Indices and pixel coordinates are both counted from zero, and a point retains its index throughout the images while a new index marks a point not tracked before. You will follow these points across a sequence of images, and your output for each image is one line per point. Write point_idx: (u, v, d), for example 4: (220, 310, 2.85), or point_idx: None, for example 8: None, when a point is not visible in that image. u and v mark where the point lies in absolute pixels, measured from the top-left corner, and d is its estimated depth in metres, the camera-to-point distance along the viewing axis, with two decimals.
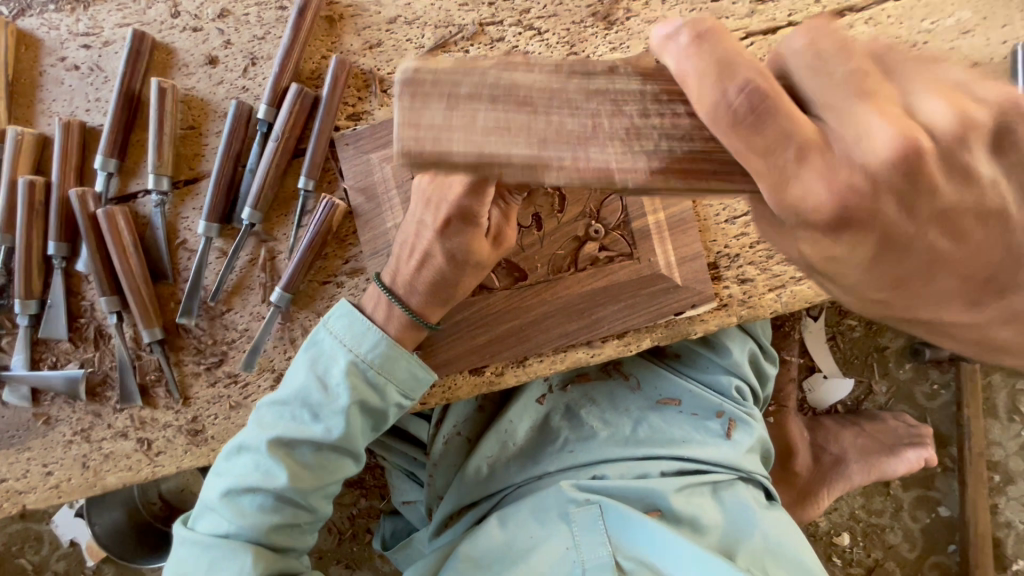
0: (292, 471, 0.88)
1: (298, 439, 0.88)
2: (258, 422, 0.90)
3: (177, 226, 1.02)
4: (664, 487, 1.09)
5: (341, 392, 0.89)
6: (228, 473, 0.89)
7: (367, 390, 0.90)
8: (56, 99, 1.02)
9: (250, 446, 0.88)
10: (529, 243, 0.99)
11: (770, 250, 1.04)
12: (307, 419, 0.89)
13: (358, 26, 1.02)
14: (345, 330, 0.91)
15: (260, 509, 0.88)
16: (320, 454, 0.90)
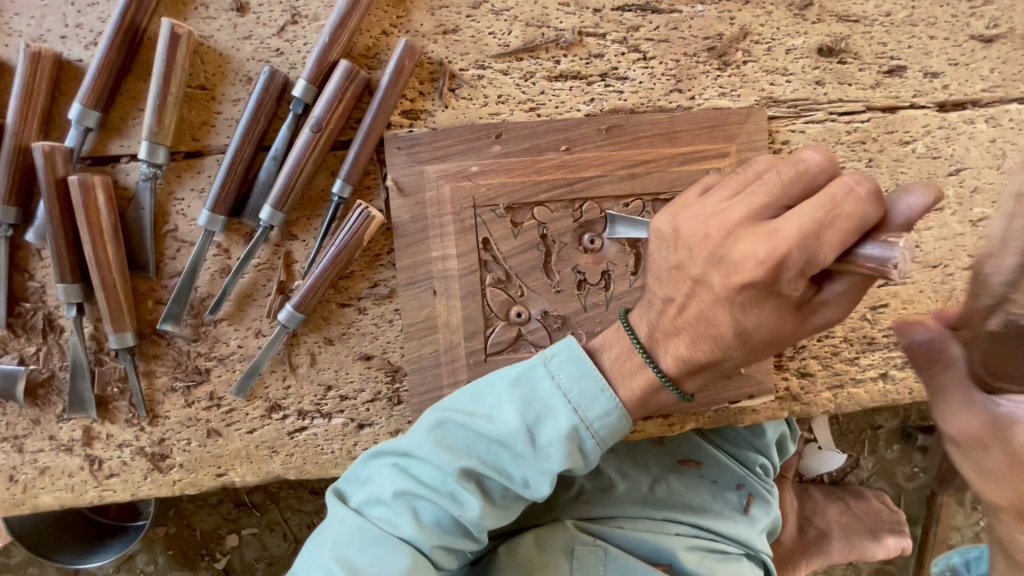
0: (402, 542, 0.72)
1: (427, 500, 0.72)
2: (370, 480, 0.76)
3: (168, 208, 0.82)
4: (673, 545, 1.07)
5: (468, 455, 0.71)
6: (322, 532, 0.75)
7: (499, 452, 0.71)
8: (21, 14, 0.78)
9: (374, 500, 0.74)
10: (593, 303, 0.85)
11: (836, 346, 0.96)
12: (436, 484, 0.72)
13: (433, 3, 0.83)
14: (555, 377, 0.72)
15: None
16: (448, 521, 0.73)
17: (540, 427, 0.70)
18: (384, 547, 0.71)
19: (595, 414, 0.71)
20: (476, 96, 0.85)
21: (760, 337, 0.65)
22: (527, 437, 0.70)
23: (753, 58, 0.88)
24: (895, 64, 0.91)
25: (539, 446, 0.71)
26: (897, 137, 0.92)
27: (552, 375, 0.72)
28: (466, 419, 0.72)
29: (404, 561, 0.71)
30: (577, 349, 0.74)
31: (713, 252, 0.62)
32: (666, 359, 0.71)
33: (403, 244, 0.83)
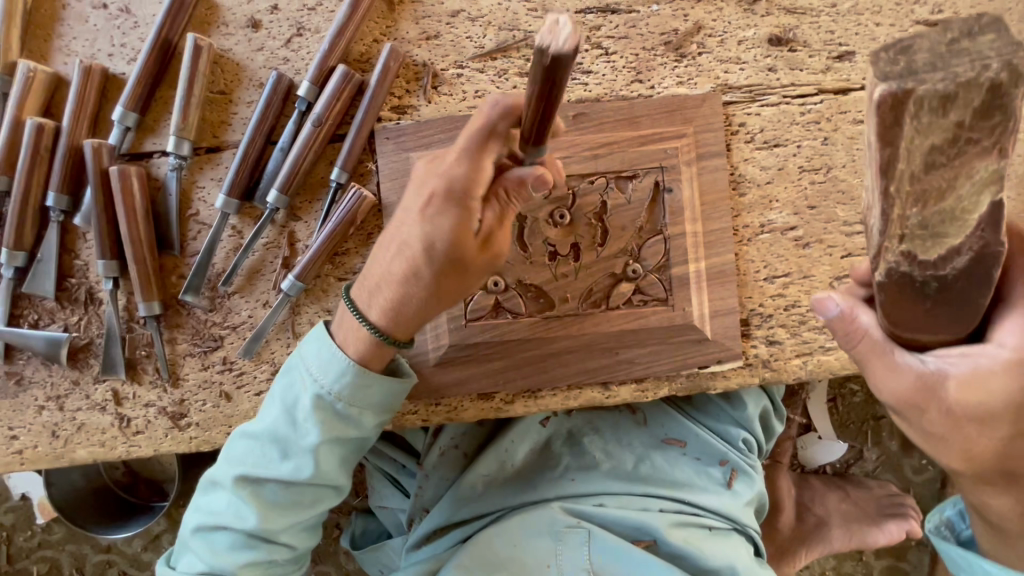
0: (260, 512, 0.83)
1: (266, 477, 0.83)
2: (228, 457, 0.85)
3: (192, 195, 0.95)
4: (658, 521, 1.09)
5: (310, 428, 0.81)
6: (204, 508, 0.87)
7: (339, 422, 0.83)
8: (78, 37, 0.93)
9: (222, 481, 0.85)
10: (564, 272, 0.94)
11: (804, 315, 1.01)
12: (277, 458, 0.83)
13: (417, 14, 0.96)
14: (303, 355, 0.83)
15: (235, 549, 0.84)
16: (296, 490, 0.85)
17: (361, 400, 0.82)
18: (247, 513, 0.83)
19: (340, 382, 0.81)
20: (456, 92, 0.96)
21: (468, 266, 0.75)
22: (350, 406, 0.82)
23: (707, 50, 0.97)
24: (844, 50, 0.98)
25: (370, 411, 0.84)
26: (851, 117, 0.99)
27: (302, 355, 0.83)
28: (309, 401, 0.81)
29: (263, 525, 0.83)
30: (323, 330, 0.84)
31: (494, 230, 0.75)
32: (375, 313, 0.78)
33: (391, 222, 0.94)
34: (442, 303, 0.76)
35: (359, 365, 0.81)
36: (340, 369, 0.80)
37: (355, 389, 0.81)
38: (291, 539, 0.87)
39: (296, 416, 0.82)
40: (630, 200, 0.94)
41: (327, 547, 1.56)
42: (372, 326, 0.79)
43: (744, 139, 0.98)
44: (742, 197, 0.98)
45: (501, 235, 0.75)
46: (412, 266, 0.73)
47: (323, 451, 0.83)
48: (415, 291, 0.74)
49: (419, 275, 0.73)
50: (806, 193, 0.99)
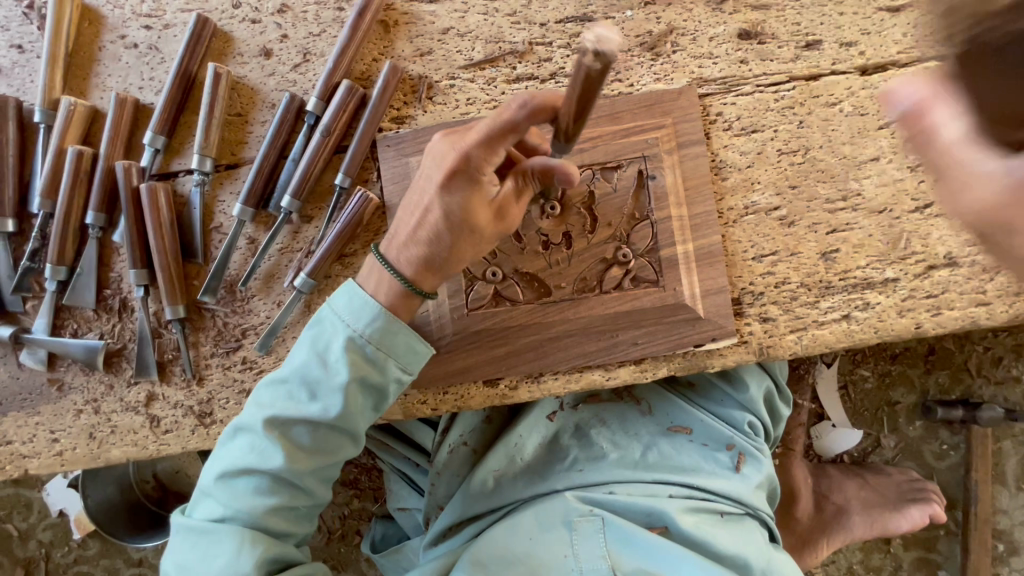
0: (288, 452, 0.86)
1: (293, 418, 0.86)
2: (255, 402, 0.88)
3: (213, 209, 1.04)
4: (669, 506, 1.09)
5: (341, 369, 0.85)
6: (227, 455, 0.88)
7: (367, 366, 0.87)
8: (112, 75, 1.05)
9: (247, 427, 0.87)
10: (557, 260, 1.00)
11: (795, 292, 1.03)
12: (306, 399, 0.86)
13: (411, 33, 1.05)
14: (331, 306, 0.88)
15: (259, 490, 0.86)
16: (321, 433, 0.87)
17: (387, 350, 0.87)
18: (271, 454, 0.85)
19: (372, 326, 0.86)
20: (449, 101, 1.04)
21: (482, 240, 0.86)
22: (379, 349, 0.86)
23: (681, 48, 1.04)
24: (811, 39, 1.04)
25: (396, 358, 0.88)
26: (823, 100, 1.04)
27: (331, 305, 0.88)
28: (337, 346, 0.86)
29: (287, 465, 0.85)
30: (352, 284, 0.89)
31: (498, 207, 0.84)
32: (404, 267, 0.87)
33: (394, 221, 1.01)
34: (457, 264, 0.87)
35: (388, 311, 0.87)
36: (370, 314, 0.86)
37: (384, 334, 0.86)
38: (312, 486, 0.90)
39: (325, 359, 0.86)
40: (616, 188, 1.00)
41: (349, 555, 1.59)
42: (400, 276, 0.87)
43: (722, 127, 1.04)
44: (724, 181, 1.03)
45: (513, 208, 0.86)
46: (436, 230, 0.84)
47: (352, 393, 0.86)
48: (441, 250, 0.85)
49: (441, 240, 0.84)
50: (786, 173, 1.04)
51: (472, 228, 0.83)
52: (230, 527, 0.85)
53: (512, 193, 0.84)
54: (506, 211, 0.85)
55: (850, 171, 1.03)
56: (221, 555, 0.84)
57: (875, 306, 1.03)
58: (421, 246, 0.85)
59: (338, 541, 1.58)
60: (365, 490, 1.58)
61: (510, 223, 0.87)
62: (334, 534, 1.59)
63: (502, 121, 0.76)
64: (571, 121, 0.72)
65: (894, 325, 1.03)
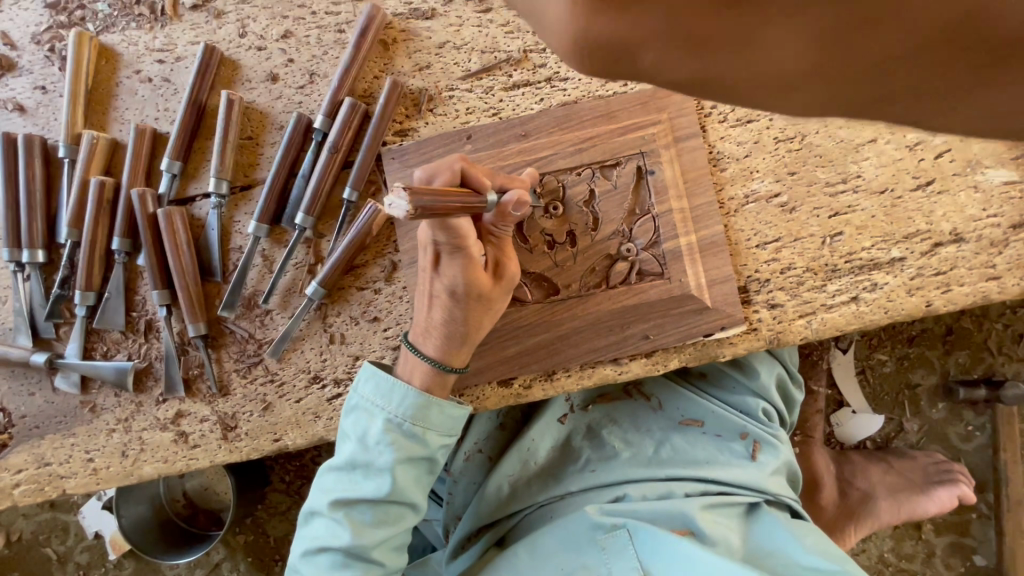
0: (353, 530, 0.91)
1: (354, 499, 0.92)
2: (321, 487, 0.96)
3: (230, 230, 1.08)
4: (689, 507, 1.07)
5: (384, 449, 0.91)
6: (306, 534, 0.96)
7: (409, 441, 0.93)
8: (129, 108, 1.10)
9: (318, 512, 0.95)
10: (563, 259, 1.02)
11: (801, 277, 1.04)
12: (362, 480, 0.93)
13: (409, 50, 1.09)
14: (362, 391, 0.95)
15: (335, 565, 0.92)
16: (379, 510, 0.93)
17: (424, 421, 0.93)
18: (340, 535, 0.92)
19: (406, 404, 0.93)
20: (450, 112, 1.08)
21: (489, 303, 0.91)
22: (416, 423, 0.93)
23: None
24: None
25: (436, 428, 0.94)
26: None
27: (362, 391, 0.95)
28: (378, 428, 0.92)
29: (355, 542, 0.91)
30: (374, 367, 0.95)
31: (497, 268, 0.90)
32: (429, 348, 0.94)
33: (402, 231, 1.04)
34: (476, 333, 0.94)
35: (422, 389, 0.93)
36: (401, 394, 0.93)
37: (418, 409, 0.93)
38: (385, 558, 0.95)
39: (369, 442, 0.93)
40: (616, 185, 1.02)
41: None
42: (427, 357, 0.94)
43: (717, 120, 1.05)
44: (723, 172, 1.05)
45: (508, 263, 0.91)
46: (448, 307, 0.90)
47: (401, 469, 0.92)
48: (459, 324, 0.91)
49: (455, 317, 0.90)
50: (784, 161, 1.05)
51: (482, 298, 0.88)
52: None
53: (500, 252, 0.90)
54: (503, 269, 0.90)
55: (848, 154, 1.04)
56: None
57: (883, 286, 1.03)
58: (439, 331, 0.92)
59: None
60: None
61: (511, 278, 0.91)
62: None
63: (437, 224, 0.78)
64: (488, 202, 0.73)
65: (904, 305, 1.03)
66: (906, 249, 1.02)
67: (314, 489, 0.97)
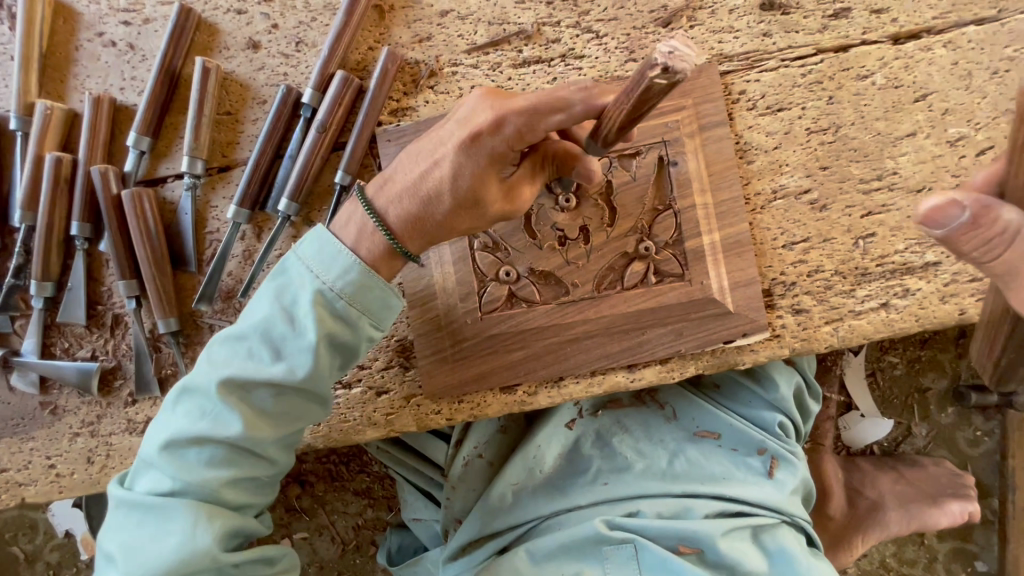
0: (248, 415, 0.79)
1: (254, 381, 0.79)
2: (210, 360, 0.80)
3: (206, 215, 0.98)
4: (708, 530, 1.02)
5: (308, 325, 0.78)
6: (173, 422, 0.81)
7: (338, 322, 0.80)
8: (91, 76, 0.99)
9: (198, 387, 0.79)
10: (575, 256, 0.93)
11: (829, 280, 0.97)
12: (268, 358, 0.79)
13: (408, 19, 0.98)
14: (299, 255, 0.80)
15: (210, 461, 0.79)
16: (284, 396, 0.81)
17: (356, 298, 0.80)
18: (226, 418, 0.78)
19: (343, 282, 0.79)
20: (452, 89, 0.97)
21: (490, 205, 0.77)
22: (351, 305, 0.80)
23: (698, 22, 0.97)
24: (839, 7, 0.96)
25: (370, 316, 0.82)
26: (854, 73, 0.96)
27: (298, 253, 0.80)
28: (302, 313, 0.78)
29: (248, 433, 0.79)
30: (323, 230, 0.81)
31: (512, 195, 0.77)
32: (390, 220, 0.79)
33: None
34: (447, 227, 0.79)
35: (366, 266, 0.80)
36: (342, 267, 0.79)
37: (358, 288, 0.79)
38: (275, 452, 0.84)
39: (293, 316, 0.79)
40: (636, 176, 0.93)
41: (365, 566, 1.54)
42: (385, 229, 0.79)
43: (746, 107, 0.96)
44: (751, 165, 0.96)
45: (525, 189, 0.79)
46: (438, 191, 0.75)
47: (321, 354, 0.80)
48: (435, 213, 0.77)
49: (440, 200, 0.76)
50: (816, 154, 0.96)
51: (477, 201, 0.75)
52: (183, 500, 0.78)
53: (528, 174, 0.78)
54: (521, 191, 0.78)
55: (885, 148, 0.96)
56: (171, 535, 0.77)
57: (915, 292, 0.96)
58: (414, 192, 0.77)
59: (353, 552, 1.53)
60: (378, 498, 1.53)
61: (517, 208, 0.79)
62: (348, 545, 1.54)
63: (556, 97, 0.67)
64: (619, 128, 0.65)
65: (937, 313, 0.96)
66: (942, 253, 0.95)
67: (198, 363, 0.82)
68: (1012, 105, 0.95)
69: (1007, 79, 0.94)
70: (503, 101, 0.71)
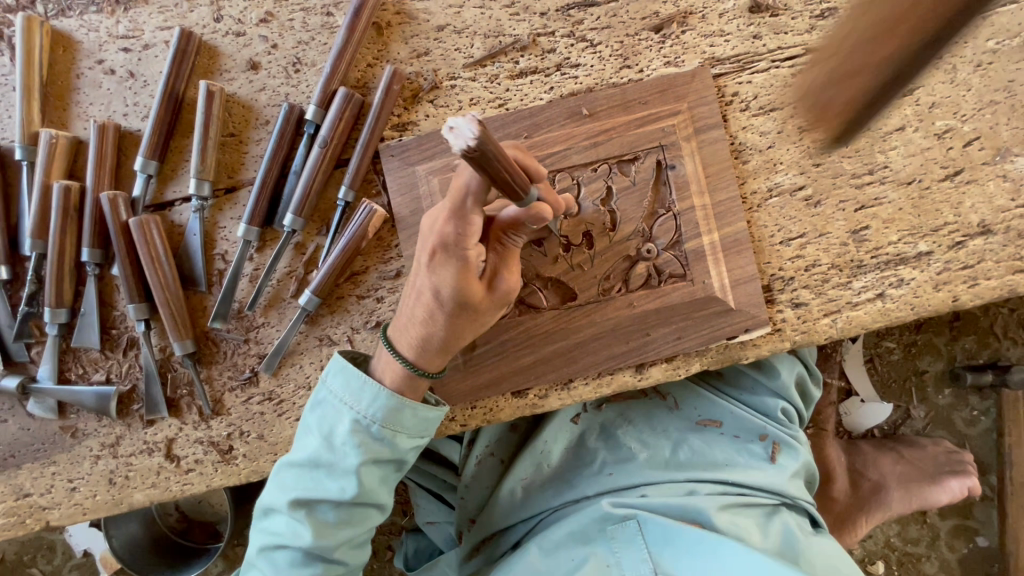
0: (315, 531, 0.83)
1: (317, 499, 0.83)
2: (277, 483, 0.85)
3: (215, 235, 0.99)
4: (706, 504, 1.05)
5: (350, 450, 0.82)
6: (261, 533, 0.87)
7: (376, 444, 0.83)
8: (93, 103, 1.00)
9: (274, 507, 0.85)
10: (579, 261, 0.96)
11: (826, 273, 1.00)
12: (325, 481, 0.83)
13: (406, 34, 1.00)
14: (331, 387, 0.84)
15: (293, 566, 0.84)
16: (345, 510, 0.84)
17: (390, 419, 0.82)
18: (301, 531, 0.83)
19: (376, 406, 0.82)
20: (452, 103, 0.99)
21: (476, 303, 0.76)
22: (387, 427, 0.82)
23: (689, 28, 0.99)
24: (826, 7, 0.99)
25: (408, 431, 0.84)
26: None
27: (331, 384, 0.84)
28: (345, 438, 0.82)
29: (318, 542, 0.83)
30: (344, 363, 0.84)
31: (500, 291, 0.78)
32: (404, 345, 0.83)
33: (404, 234, 0.97)
34: (457, 342, 0.82)
35: (394, 394, 0.82)
36: (373, 395, 0.82)
37: (391, 411, 0.82)
38: (346, 556, 0.86)
39: (335, 442, 0.83)
40: (635, 181, 0.96)
41: (382, 570, 1.56)
42: (403, 359, 0.83)
43: (739, 108, 0.99)
44: (745, 165, 0.99)
45: (508, 277, 0.78)
46: (429, 309, 0.78)
47: (365, 473, 0.83)
48: (438, 332, 0.79)
49: (436, 318, 0.78)
50: (809, 152, 0.99)
51: (464, 308, 0.76)
52: None
53: (496, 263, 0.78)
54: (499, 280, 0.78)
55: (876, 143, 0.99)
56: None
57: (909, 281, 0.99)
58: (416, 320, 0.80)
59: (370, 557, 1.56)
60: (392, 504, 1.55)
61: (504, 294, 0.79)
62: None
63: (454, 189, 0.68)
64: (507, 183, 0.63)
65: (931, 300, 0.99)
66: (933, 243, 0.98)
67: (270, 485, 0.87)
68: (996, 96, 0.97)
69: (990, 71, 0.97)
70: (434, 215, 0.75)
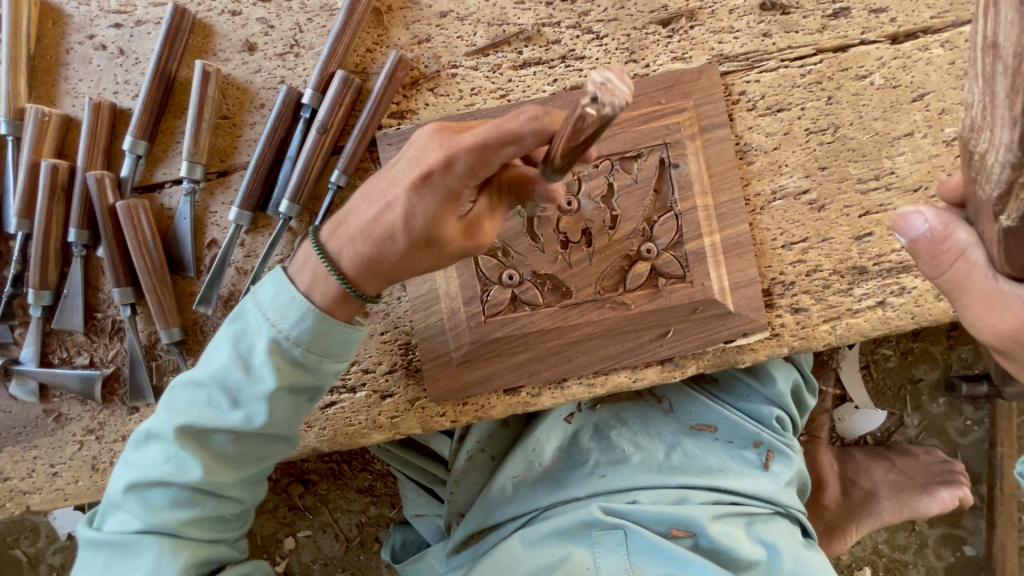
0: (208, 460, 0.77)
1: (210, 427, 0.76)
2: (168, 406, 0.77)
3: (205, 220, 0.97)
4: (699, 514, 1.04)
5: (265, 373, 0.74)
6: (136, 465, 0.79)
7: (297, 369, 0.76)
8: (82, 79, 0.97)
9: (158, 434, 0.77)
10: (578, 259, 0.94)
11: (827, 279, 0.98)
12: (224, 407, 0.76)
13: (407, 19, 0.97)
14: (255, 298, 0.76)
15: (173, 503, 0.77)
16: (246, 441, 0.79)
17: (310, 345, 0.75)
18: (190, 462, 0.76)
19: (299, 328, 0.74)
20: (452, 92, 0.97)
21: (441, 247, 0.70)
22: (310, 352, 0.75)
23: (698, 22, 0.96)
24: (839, 6, 0.96)
25: (330, 356, 0.77)
26: (852, 73, 0.96)
27: (255, 297, 0.76)
28: (258, 360, 0.74)
29: (209, 475, 0.77)
30: (279, 274, 0.76)
31: (471, 242, 0.72)
32: (345, 262, 0.74)
33: None
34: (407, 270, 0.74)
35: (324, 311, 0.75)
36: (297, 311, 0.73)
37: (315, 335, 0.74)
38: (240, 493, 0.82)
39: (248, 363, 0.75)
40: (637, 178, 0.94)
41: (369, 561, 1.55)
42: (339, 275, 0.74)
43: (745, 108, 0.97)
44: (750, 166, 0.97)
45: (487, 227, 0.72)
46: (390, 229, 0.70)
47: (278, 401, 0.76)
48: (391, 254, 0.71)
49: (394, 240, 0.70)
50: (815, 154, 0.97)
51: (432, 242, 0.69)
52: (153, 537, 0.77)
53: (486, 209, 0.71)
54: (479, 230, 0.71)
55: (883, 148, 0.97)
56: (138, 569, 0.76)
57: (911, 290, 0.98)
58: (367, 233, 0.71)
59: (357, 548, 1.55)
60: (381, 496, 1.54)
61: (477, 245, 0.73)
62: (352, 542, 1.55)
63: (505, 130, 0.60)
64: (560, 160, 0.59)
65: (931, 310, 0.98)
66: None
67: (160, 406, 0.80)
68: None
69: None
70: (453, 136, 0.65)
